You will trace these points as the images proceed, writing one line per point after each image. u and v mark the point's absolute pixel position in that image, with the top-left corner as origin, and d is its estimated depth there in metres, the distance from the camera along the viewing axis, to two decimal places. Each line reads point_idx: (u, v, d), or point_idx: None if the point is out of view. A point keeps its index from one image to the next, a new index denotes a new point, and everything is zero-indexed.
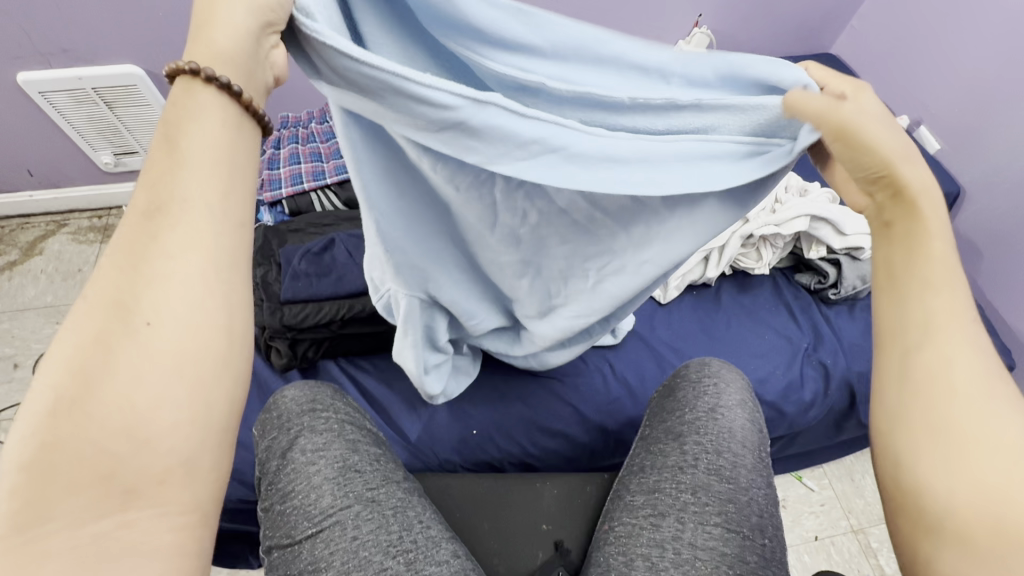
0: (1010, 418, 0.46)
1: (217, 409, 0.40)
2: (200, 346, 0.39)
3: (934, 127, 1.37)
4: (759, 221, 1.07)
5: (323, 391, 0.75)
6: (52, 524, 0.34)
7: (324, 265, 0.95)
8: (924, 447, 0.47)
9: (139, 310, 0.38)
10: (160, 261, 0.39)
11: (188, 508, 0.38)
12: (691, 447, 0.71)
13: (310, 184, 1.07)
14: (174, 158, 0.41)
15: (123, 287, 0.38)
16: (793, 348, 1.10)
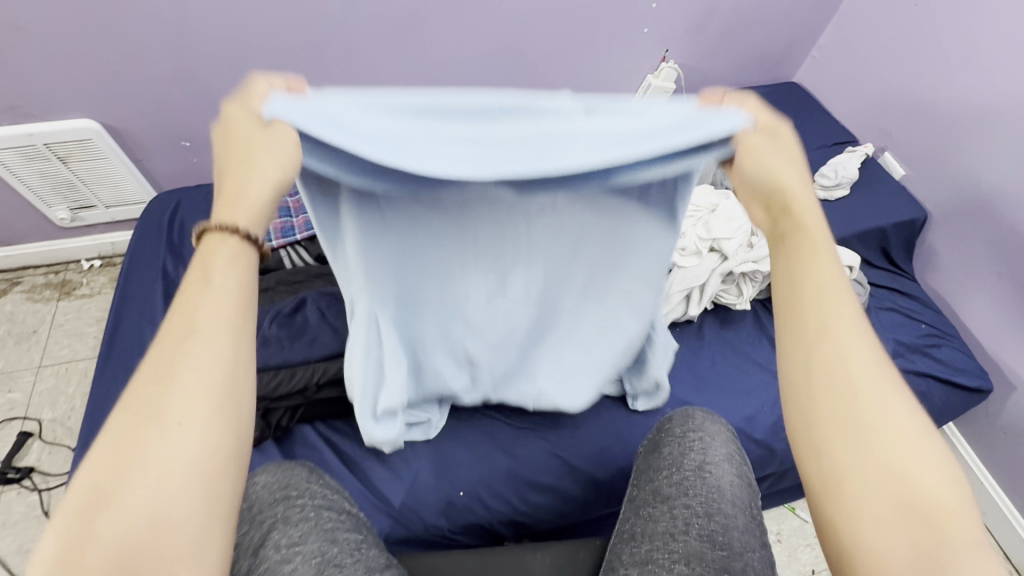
0: (898, 408, 0.46)
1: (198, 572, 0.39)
2: (185, 509, 0.39)
3: (897, 153, 1.41)
4: (737, 259, 1.07)
5: (297, 474, 0.71)
6: None
7: (296, 327, 0.91)
8: (845, 453, 0.45)
9: (131, 472, 0.38)
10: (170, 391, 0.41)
11: None
12: (681, 511, 0.69)
13: (279, 241, 1.03)
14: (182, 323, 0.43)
15: (122, 453, 0.39)
16: (778, 383, 1.10)
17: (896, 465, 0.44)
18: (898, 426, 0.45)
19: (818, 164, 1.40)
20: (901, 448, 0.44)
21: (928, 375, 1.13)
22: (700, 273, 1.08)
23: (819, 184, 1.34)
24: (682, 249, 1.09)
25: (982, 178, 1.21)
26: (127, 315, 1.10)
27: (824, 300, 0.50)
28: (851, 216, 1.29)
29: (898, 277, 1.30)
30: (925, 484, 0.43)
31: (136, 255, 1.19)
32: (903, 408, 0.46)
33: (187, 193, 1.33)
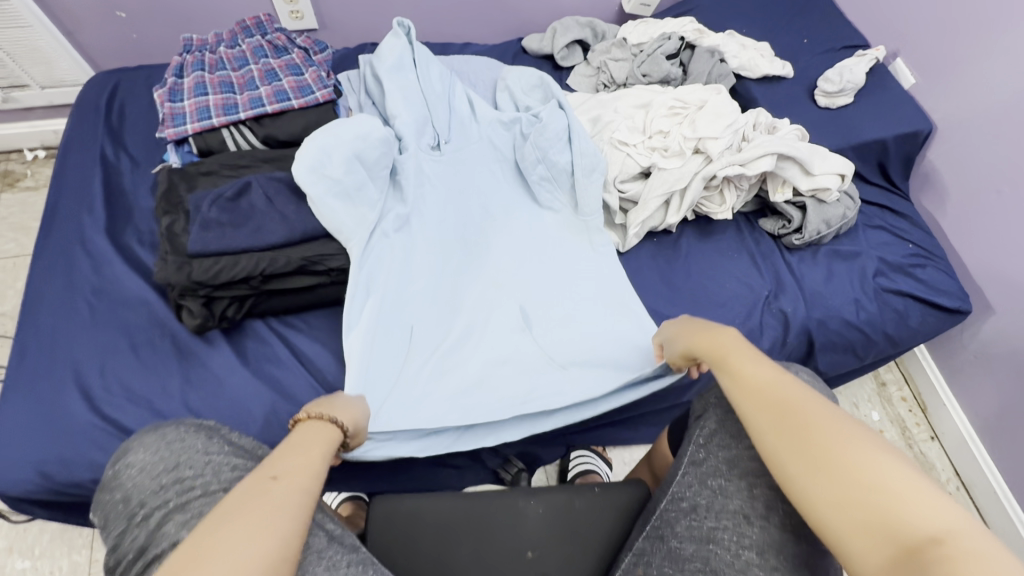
0: (849, 445, 0.50)
1: (296, 503, 0.54)
2: (306, 469, 0.59)
3: (911, 59, 1.27)
4: (723, 161, 0.98)
5: (190, 447, 0.65)
6: (234, 516, 0.49)
7: (240, 213, 0.83)
8: (809, 467, 0.51)
9: (296, 448, 0.61)
10: (268, 480, 0.55)
11: (267, 525, 0.50)
12: (762, 492, 0.58)
13: (220, 119, 0.90)
14: (291, 447, 0.61)
15: (297, 442, 0.63)
16: (753, 296, 1.07)
17: (880, 506, 0.46)
18: (828, 411, 0.54)
19: (822, 69, 1.29)
20: (866, 485, 0.48)
21: (906, 294, 1.11)
22: (682, 175, 1.00)
23: (822, 91, 1.23)
24: (665, 149, 1.01)
25: (1015, 87, 1.09)
26: (63, 200, 1.02)
27: (737, 392, 0.59)
28: (850, 127, 1.20)
29: (891, 195, 1.24)
30: (897, 514, 0.45)
31: (72, 138, 1.09)
32: (848, 442, 0.51)
33: (127, 74, 1.21)
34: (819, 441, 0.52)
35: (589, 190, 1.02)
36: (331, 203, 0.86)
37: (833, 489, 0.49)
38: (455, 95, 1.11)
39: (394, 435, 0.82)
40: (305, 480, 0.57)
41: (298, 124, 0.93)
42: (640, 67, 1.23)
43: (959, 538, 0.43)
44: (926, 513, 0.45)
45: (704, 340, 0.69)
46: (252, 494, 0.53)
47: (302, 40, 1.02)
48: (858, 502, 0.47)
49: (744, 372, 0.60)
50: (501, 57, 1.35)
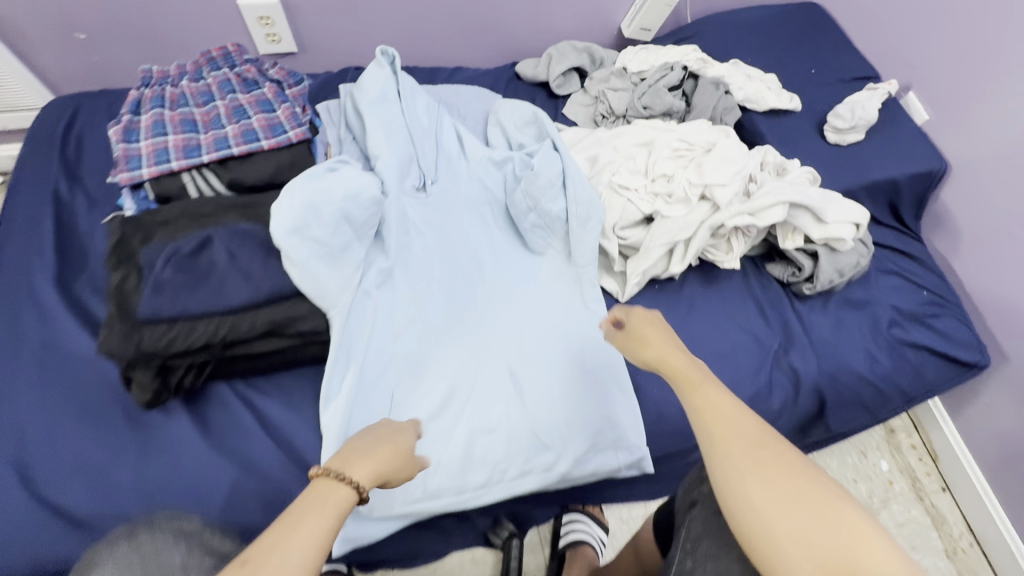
0: (811, 487, 0.52)
1: (317, 540, 0.50)
2: (335, 497, 0.55)
3: (924, 94, 1.21)
4: (731, 211, 0.91)
5: (165, 564, 0.50)
6: (253, 561, 0.47)
7: (199, 271, 0.74)
8: (779, 509, 0.51)
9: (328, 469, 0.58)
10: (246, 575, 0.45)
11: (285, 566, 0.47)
12: None
13: (179, 163, 0.82)
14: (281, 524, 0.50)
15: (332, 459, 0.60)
16: (761, 350, 0.99)
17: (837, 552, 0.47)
18: (796, 456, 0.55)
19: (831, 102, 1.22)
20: (827, 528, 0.49)
21: (923, 348, 1.04)
22: (687, 224, 0.93)
23: (832, 127, 1.16)
24: (669, 194, 0.94)
25: None
26: (7, 243, 0.91)
27: (706, 420, 0.59)
28: (862, 165, 1.14)
29: (904, 237, 1.17)
30: (858, 560, 0.47)
31: (22, 172, 0.99)
32: (808, 483, 0.52)
33: (88, 99, 1.11)
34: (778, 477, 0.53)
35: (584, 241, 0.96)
36: (313, 266, 0.77)
37: (800, 527, 0.49)
38: (442, 130, 1.03)
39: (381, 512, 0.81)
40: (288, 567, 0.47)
41: (268, 168, 0.85)
42: (641, 99, 1.16)
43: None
44: (880, 558, 0.47)
45: (671, 352, 0.66)
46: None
47: (274, 71, 0.93)
48: (822, 547, 0.48)
49: (711, 400, 0.60)
50: (493, 83, 1.27)
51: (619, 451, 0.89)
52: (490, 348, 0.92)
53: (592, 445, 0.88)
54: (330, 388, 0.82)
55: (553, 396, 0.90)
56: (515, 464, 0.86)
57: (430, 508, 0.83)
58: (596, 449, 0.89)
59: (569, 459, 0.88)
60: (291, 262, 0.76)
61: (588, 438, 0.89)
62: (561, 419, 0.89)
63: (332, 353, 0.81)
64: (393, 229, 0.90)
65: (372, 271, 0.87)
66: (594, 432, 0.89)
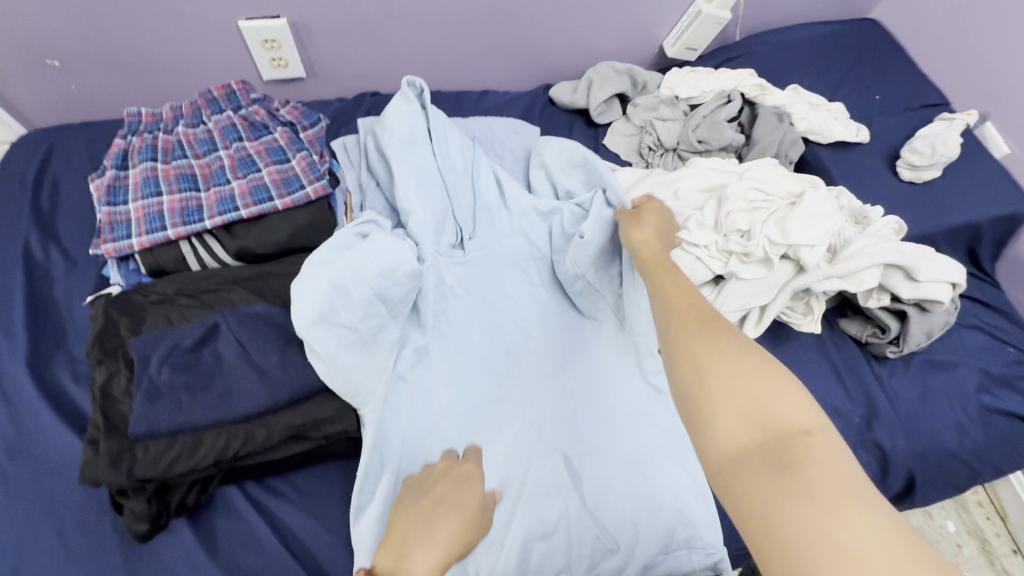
0: (745, 345, 0.46)
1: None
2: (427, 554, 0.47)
3: (1003, 125, 1.09)
4: (818, 274, 0.79)
5: None
6: None
7: (204, 370, 0.61)
8: (706, 344, 0.46)
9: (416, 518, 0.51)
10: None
11: None
12: None
13: (177, 230, 0.68)
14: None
15: (424, 506, 0.52)
16: (841, 423, 0.88)
17: (762, 400, 0.42)
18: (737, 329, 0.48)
19: (900, 133, 1.11)
20: (755, 379, 0.43)
21: (1015, 416, 0.93)
22: (765, 287, 0.81)
23: (906, 163, 1.05)
24: (745, 253, 0.81)
25: None
26: None
27: (668, 288, 0.55)
28: (940, 206, 1.02)
29: (983, 285, 1.06)
30: (782, 417, 0.41)
31: None
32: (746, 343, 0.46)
33: (68, 134, 0.97)
34: (710, 333, 0.47)
35: (640, 309, 0.84)
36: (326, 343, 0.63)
37: (729, 358, 0.45)
38: (478, 173, 0.90)
39: None
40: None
41: (283, 232, 0.71)
42: (695, 132, 1.03)
43: (828, 434, 0.40)
44: (798, 407, 0.42)
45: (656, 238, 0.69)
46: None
47: (286, 110, 0.79)
48: (751, 388, 0.43)
49: (679, 281, 0.56)
50: (525, 110, 1.13)
51: (692, 551, 0.77)
52: (540, 433, 0.80)
53: (664, 546, 0.76)
54: (362, 499, 0.68)
55: (614, 486, 0.78)
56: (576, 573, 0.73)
57: None
58: (669, 550, 0.76)
59: (636, 566, 0.75)
60: (318, 356, 0.63)
61: (657, 537, 0.76)
62: (626, 517, 0.76)
63: (363, 456, 0.68)
64: (428, 297, 0.78)
65: (406, 347, 0.75)
66: (664, 531, 0.76)
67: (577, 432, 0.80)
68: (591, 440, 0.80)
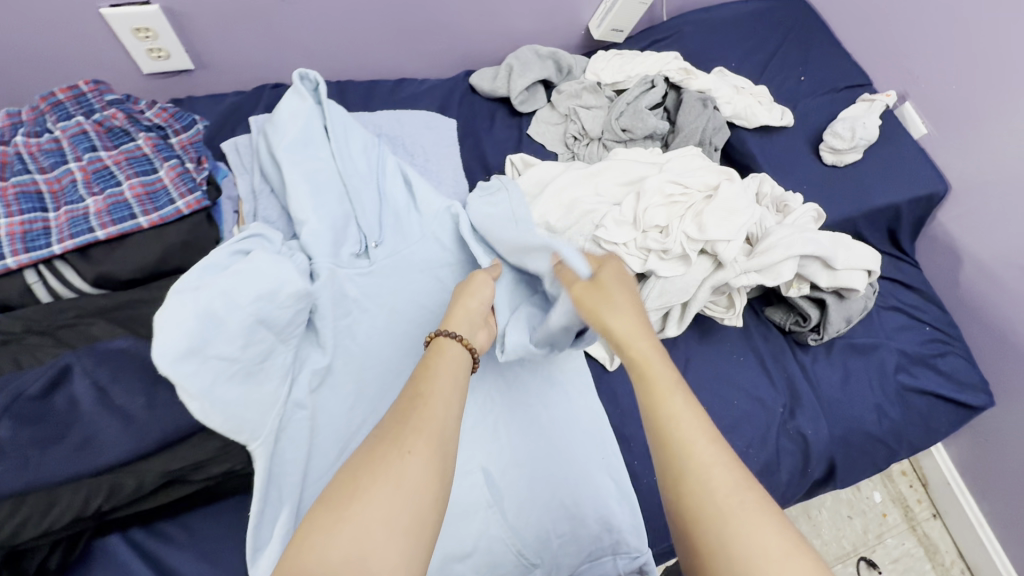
0: (768, 539, 0.43)
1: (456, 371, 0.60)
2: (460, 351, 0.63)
3: (920, 105, 1.10)
4: (736, 269, 0.79)
5: None
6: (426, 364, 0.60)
7: (59, 418, 0.54)
8: (734, 530, 0.44)
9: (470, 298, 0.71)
10: (407, 437, 0.50)
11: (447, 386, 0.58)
12: None
13: (20, 258, 0.59)
14: (422, 396, 0.54)
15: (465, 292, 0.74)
16: (766, 415, 0.88)
17: None
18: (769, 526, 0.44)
19: (823, 115, 1.10)
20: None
21: (929, 393, 0.96)
22: (686, 286, 0.79)
23: (828, 146, 1.04)
24: (664, 250, 0.78)
25: None
26: None
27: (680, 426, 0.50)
28: (861, 189, 1.02)
29: (901, 264, 1.09)
30: None
31: None
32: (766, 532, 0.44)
33: None
34: (727, 517, 0.45)
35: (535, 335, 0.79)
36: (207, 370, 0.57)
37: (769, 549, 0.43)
38: (385, 174, 0.83)
39: None
40: (440, 435, 0.51)
41: (151, 253, 0.63)
42: (619, 120, 1.00)
43: None
44: None
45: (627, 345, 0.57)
46: (382, 462, 0.48)
47: (152, 113, 0.71)
48: None
49: (690, 415, 0.51)
50: (443, 100, 1.06)
51: (618, 557, 0.76)
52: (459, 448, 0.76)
53: (588, 555, 0.75)
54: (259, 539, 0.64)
55: (538, 497, 0.76)
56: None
57: None
58: (595, 558, 0.76)
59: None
60: (190, 395, 0.56)
61: (581, 546, 0.75)
62: (550, 530, 0.75)
63: (255, 494, 0.63)
64: (326, 317, 0.71)
65: (303, 374, 0.69)
66: (589, 539, 0.75)
67: (498, 445, 0.78)
68: (513, 451, 0.78)
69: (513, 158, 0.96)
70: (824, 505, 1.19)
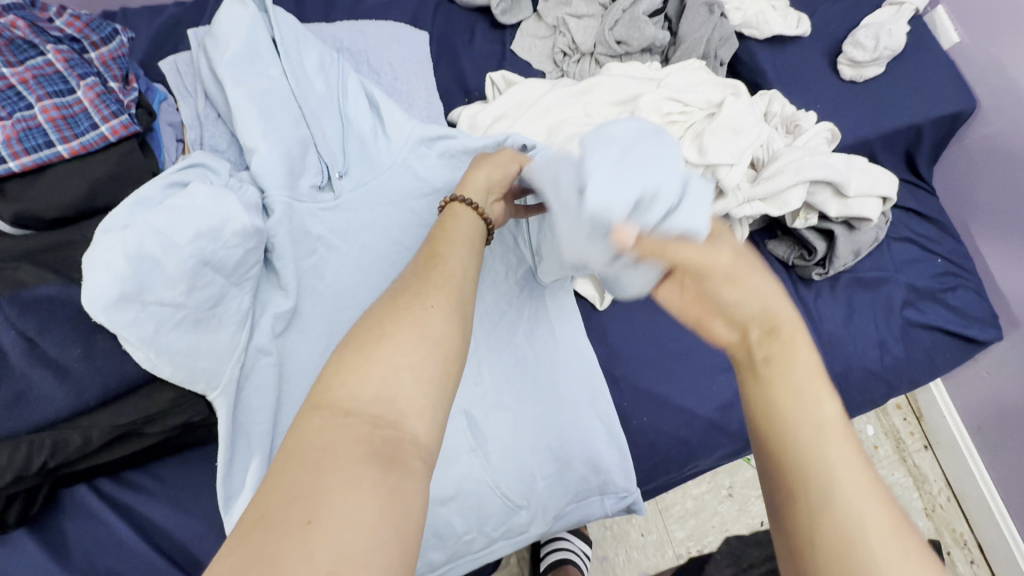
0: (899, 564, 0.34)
1: (471, 233, 0.56)
2: (473, 221, 0.58)
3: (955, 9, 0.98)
4: (738, 197, 0.72)
5: None
6: (441, 230, 0.56)
7: None
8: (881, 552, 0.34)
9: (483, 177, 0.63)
10: (425, 293, 0.46)
11: (465, 251, 0.53)
12: None
13: None
14: (439, 258, 0.51)
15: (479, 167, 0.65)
16: None
17: None
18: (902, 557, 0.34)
19: (845, 23, 0.98)
20: None
21: (935, 328, 0.91)
22: None
23: (847, 58, 0.93)
24: None
25: None
26: None
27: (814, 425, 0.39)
28: (880, 108, 0.92)
29: (917, 192, 1.01)
30: None
31: None
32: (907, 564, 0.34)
33: None
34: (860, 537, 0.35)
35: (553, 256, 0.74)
36: (189, 240, 0.53)
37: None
38: (346, 94, 0.74)
39: None
40: (458, 293, 0.47)
41: (76, 188, 0.56)
42: (614, 30, 0.88)
43: None
44: None
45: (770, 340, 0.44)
46: (404, 311, 0.44)
47: (61, 22, 0.61)
48: None
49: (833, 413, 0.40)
50: (415, 9, 0.94)
51: (606, 497, 0.75)
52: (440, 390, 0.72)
53: (576, 496, 0.74)
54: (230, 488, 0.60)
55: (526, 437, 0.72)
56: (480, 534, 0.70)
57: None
58: (584, 498, 0.74)
59: (547, 519, 0.73)
60: (132, 345, 0.51)
61: (570, 487, 0.73)
62: (537, 473, 0.72)
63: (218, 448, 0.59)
64: (286, 254, 0.64)
65: (265, 319, 0.63)
66: (578, 478, 0.73)
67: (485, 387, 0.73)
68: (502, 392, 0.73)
69: (493, 76, 0.86)
70: None
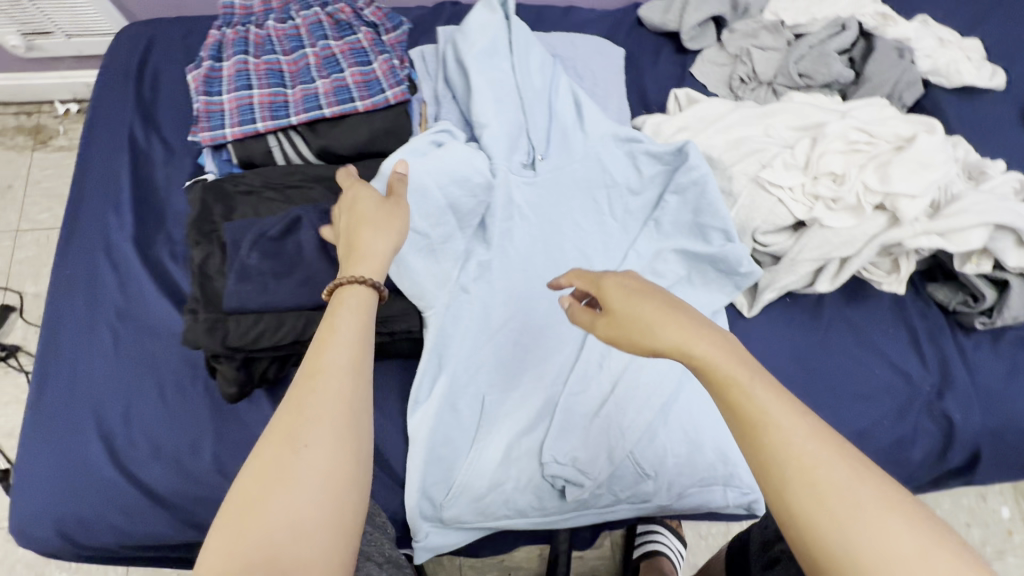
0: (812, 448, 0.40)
1: (363, 321, 0.51)
2: (367, 303, 0.53)
3: None
4: (914, 230, 0.75)
5: None
6: (325, 327, 0.50)
7: (286, 257, 0.65)
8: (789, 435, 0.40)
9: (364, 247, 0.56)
10: (307, 425, 0.43)
11: (352, 345, 0.49)
12: None
13: (265, 123, 0.71)
14: (316, 369, 0.46)
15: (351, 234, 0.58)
16: (909, 391, 0.83)
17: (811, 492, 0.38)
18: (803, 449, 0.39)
19: None
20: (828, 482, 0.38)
21: None
22: (854, 240, 0.77)
23: None
24: (834, 199, 0.77)
25: None
26: (85, 200, 0.87)
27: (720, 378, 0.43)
28: None
29: None
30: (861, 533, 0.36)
31: (98, 113, 0.93)
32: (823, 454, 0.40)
33: (162, 26, 1.01)
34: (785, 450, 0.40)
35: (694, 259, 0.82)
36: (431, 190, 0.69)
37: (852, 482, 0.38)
38: (557, 92, 0.86)
39: (467, 519, 0.75)
40: (345, 408, 0.45)
41: (361, 135, 0.72)
42: (798, 64, 0.94)
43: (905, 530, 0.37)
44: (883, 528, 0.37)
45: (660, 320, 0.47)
46: (292, 443, 0.43)
47: (370, 11, 0.79)
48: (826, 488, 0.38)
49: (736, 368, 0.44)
50: (611, 29, 1.06)
51: (728, 488, 0.79)
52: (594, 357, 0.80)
53: (701, 484, 0.79)
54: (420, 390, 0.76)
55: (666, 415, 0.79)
56: (607, 492, 0.77)
57: (525, 520, 0.77)
58: (707, 488, 0.79)
59: (669, 494, 0.78)
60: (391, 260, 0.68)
61: (695, 471, 0.78)
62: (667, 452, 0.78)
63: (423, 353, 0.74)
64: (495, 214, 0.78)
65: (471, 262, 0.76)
66: (706, 464, 0.78)
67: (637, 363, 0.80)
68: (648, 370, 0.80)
69: (676, 92, 0.95)
70: (939, 506, 1.12)
